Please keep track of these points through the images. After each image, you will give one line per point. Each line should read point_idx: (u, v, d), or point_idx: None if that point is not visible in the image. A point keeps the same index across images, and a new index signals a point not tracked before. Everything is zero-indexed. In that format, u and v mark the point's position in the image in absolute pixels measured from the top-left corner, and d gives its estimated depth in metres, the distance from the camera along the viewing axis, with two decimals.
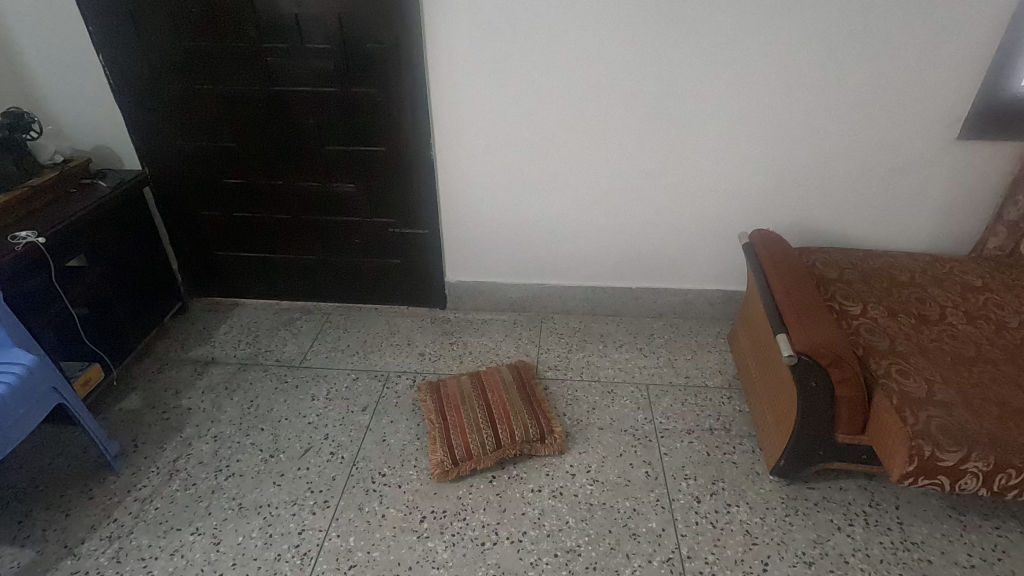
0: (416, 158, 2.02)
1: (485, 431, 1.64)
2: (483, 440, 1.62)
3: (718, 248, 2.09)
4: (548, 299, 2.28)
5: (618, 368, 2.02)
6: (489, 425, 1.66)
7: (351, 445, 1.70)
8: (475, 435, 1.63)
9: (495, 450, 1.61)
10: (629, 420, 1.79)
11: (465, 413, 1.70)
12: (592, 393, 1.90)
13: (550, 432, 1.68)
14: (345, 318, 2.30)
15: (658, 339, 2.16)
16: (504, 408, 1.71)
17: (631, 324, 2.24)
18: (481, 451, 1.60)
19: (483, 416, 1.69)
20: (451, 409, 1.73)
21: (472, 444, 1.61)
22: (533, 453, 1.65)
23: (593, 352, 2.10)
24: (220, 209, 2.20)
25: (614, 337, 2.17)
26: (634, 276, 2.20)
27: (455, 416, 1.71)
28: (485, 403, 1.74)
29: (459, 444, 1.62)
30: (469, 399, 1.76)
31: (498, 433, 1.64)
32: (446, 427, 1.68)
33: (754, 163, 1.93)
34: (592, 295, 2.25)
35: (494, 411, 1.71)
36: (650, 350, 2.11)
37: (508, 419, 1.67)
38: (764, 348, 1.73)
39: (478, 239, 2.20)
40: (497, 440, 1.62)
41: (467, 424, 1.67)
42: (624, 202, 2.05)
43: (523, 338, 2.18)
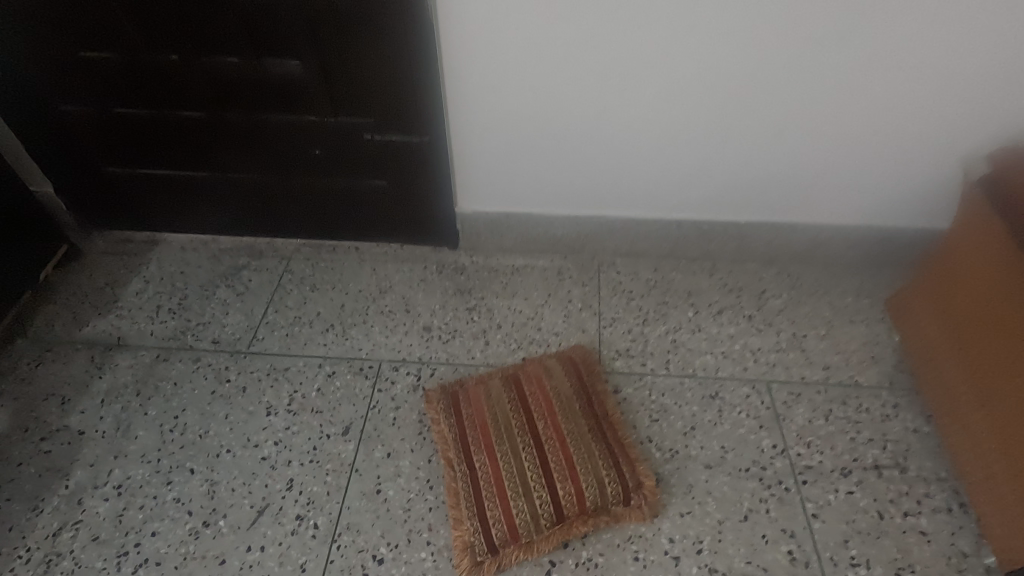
0: (402, 11, 1.16)
1: (537, 498, 1.05)
2: (537, 514, 1.04)
3: (890, 162, 1.32)
4: (609, 237, 1.55)
5: (721, 354, 1.36)
6: (545, 486, 1.06)
7: (329, 505, 1.11)
8: (523, 507, 1.04)
9: (560, 531, 1.04)
10: (750, 452, 1.18)
11: (503, 462, 1.09)
12: (688, 401, 1.27)
13: (636, 487, 1.08)
14: (312, 266, 1.59)
15: (774, 300, 1.47)
16: (566, 451, 1.10)
17: (731, 275, 1.53)
18: (534, 533, 1.03)
19: (531, 466, 1.08)
20: (481, 452, 1.11)
21: (520, 523, 1.03)
22: (613, 523, 1.06)
23: (680, 325, 1.42)
24: (93, 103, 1.38)
25: (708, 298, 1.48)
26: (746, 205, 1.45)
27: (488, 465, 1.09)
28: (534, 439, 1.12)
29: (499, 523, 1.03)
30: (508, 433, 1.13)
31: (560, 501, 1.05)
32: (476, 486, 1.08)
33: (1005, 19, 1.08)
34: (675, 231, 1.51)
35: (551, 456, 1.10)
36: (764, 320, 1.43)
37: (574, 474, 1.07)
38: (984, 355, 1.07)
39: (507, 150, 1.40)
40: (559, 514, 1.04)
41: (509, 483, 1.07)
42: (754, 87, 1.23)
43: (574, 300, 1.49)
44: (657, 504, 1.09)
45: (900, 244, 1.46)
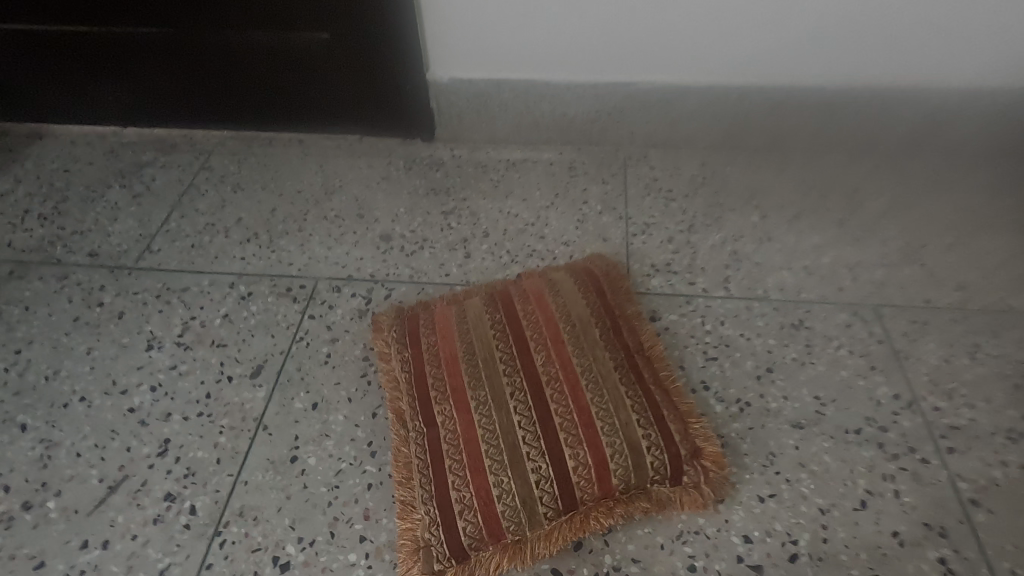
0: None
1: (533, 474, 0.66)
2: (531, 499, 0.65)
3: None
4: (640, 117, 1.12)
5: (804, 270, 0.94)
6: (545, 455, 0.67)
7: (218, 480, 0.73)
8: (509, 488, 0.65)
9: (568, 525, 0.66)
10: (859, 406, 0.78)
11: (480, 418, 0.70)
12: (759, 334, 0.86)
13: (690, 454, 0.69)
14: (239, 162, 1.18)
15: (873, 199, 1.05)
16: (580, 401, 0.70)
17: (809, 169, 1.10)
18: (526, 528, 0.65)
19: (523, 424, 0.69)
20: (446, 402, 0.72)
21: (505, 513, 0.64)
22: (652, 510, 0.68)
23: (741, 232, 1.00)
24: None
25: (779, 198, 1.06)
26: (833, 52, 1.02)
27: (457, 422, 0.70)
28: (529, 383, 0.72)
29: (470, 512, 0.64)
30: (490, 373, 0.74)
31: (569, 478, 0.66)
32: (437, 455, 0.68)
33: None
34: (733, 105, 1.09)
35: (556, 409, 0.70)
36: (861, 226, 1.00)
37: (592, 436, 0.68)
38: None
39: None
40: (567, 499, 0.66)
41: (488, 450, 0.67)
42: None
43: (592, 201, 1.07)
44: (722, 481, 0.70)
45: None
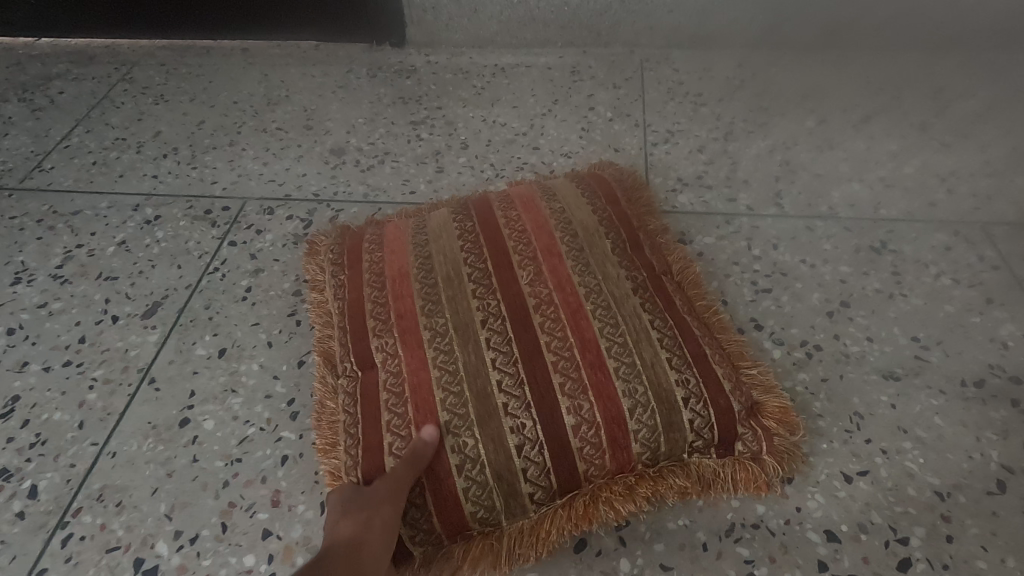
0: None
1: (512, 435, 0.45)
2: (508, 473, 0.44)
3: None
4: (659, 5, 0.89)
5: (880, 182, 0.71)
6: (531, 409, 0.46)
7: (76, 450, 0.53)
8: (478, 455, 0.45)
9: (565, 514, 0.45)
10: (976, 349, 0.55)
11: (436, 354, 0.49)
12: (827, 259, 0.64)
13: (745, 410, 0.47)
14: (167, 73, 0.97)
15: (962, 100, 0.82)
16: (584, 333, 0.49)
17: (875, 68, 0.87)
18: (501, 513, 0.44)
19: (498, 361, 0.48)
20: (389, 334, 0.51)
21: (469, 491, 0.44)
22: (692, 492, 0.46)
23: (793, 139, 0.78)
24: None
25: (840, 100, 0.83)
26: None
27: (403, 359, 0.50)
28: (508, 308, 0.52)
29: (416, 486, 0.44)
30: (452, 297, 0.53)
31: (566, 444, 0.45)
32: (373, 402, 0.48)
33: None
34: None
35: (547, 344, 0.49)
36: (950, 130, 0.77)
37: (600, 381, 0.47)
38: None
39: None
40: (563, 475, 0.45)
41: (443, 397, 0.47)
42: None
43: (599, 108, 0.85)
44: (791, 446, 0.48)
45: None
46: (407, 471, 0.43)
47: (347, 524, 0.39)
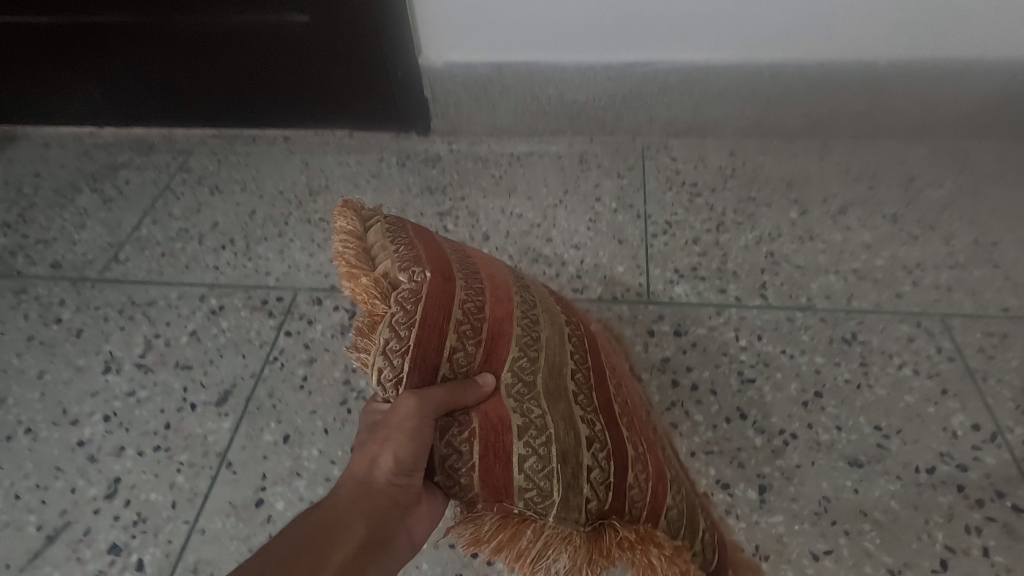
0: None
1: (585, 432, 0.52)
2: (578, 463, 0.50)
3: None
4: (658, 102, 1.00)
5: (854, 274, 0.81)
6: (601, 419, 0.54)
7: (171, 528, 0.63)
8: (548, 432, 0.50)
9: (618, 534, 0.50)
10: (930, 438, 0.64)
11: (523, 341, 0.55)
12: (804, 351, 0.73)
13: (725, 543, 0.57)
14: (219, 162, 1.09)
15: (931, 190, 0.91)
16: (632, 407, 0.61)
17: (853, 158, 0.97)
18: (558, 497, 0.48)
19: (574, 380, 0.57)
20: (479, 293, 0.56)
21: (531, 463, 0.48)
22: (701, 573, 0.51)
23: (777, 229, 0.88)
24: None
25: (820, 190, 0.93)
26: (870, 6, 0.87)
27: (484, 323, 0.54)
28: (581, 351, 0.61)
29: (465, 436, 0.48)
30: (542, 310, 0.62)
31: (633, 468, 0.52)
32: (438, 335, 0.51)
33: None
34: (766, 88, 0.96)
35: (610, 390, 0.60)
36: (919, 222, 0.87)
37: (655, 452, 0.57)
38: None
39: None
40: (621, 483, 0.51)
41: (518, 374, 0.53)
42: None
43: (605, 199, 0.95)
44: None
45: None
46: (444, 400, 0.47)
47: (382, 445, 0.44)
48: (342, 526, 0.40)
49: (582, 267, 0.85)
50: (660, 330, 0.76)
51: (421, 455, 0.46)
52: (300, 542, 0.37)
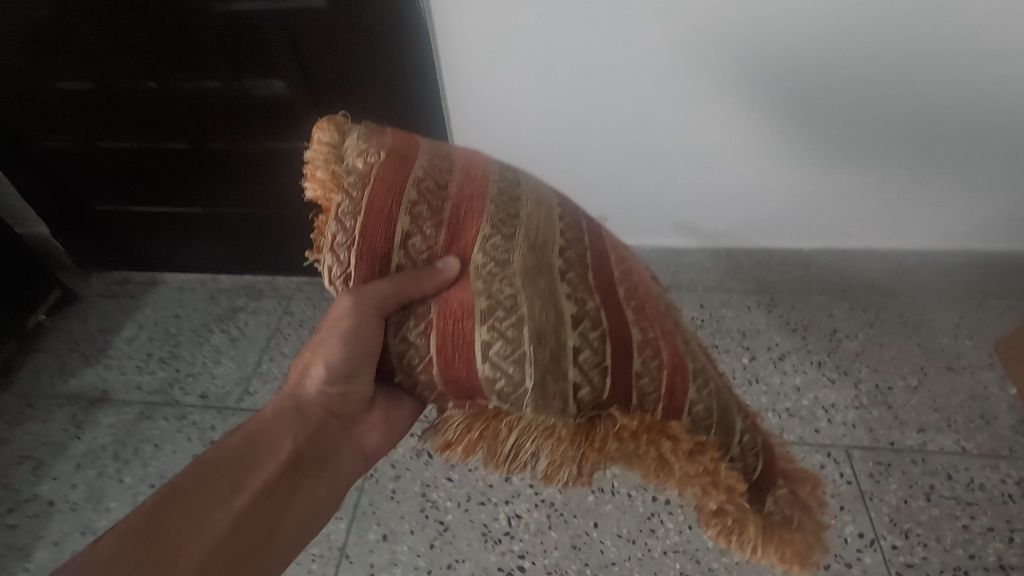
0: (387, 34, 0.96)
1: (569, 312, 0.57)
2: (559, 346, 0.55)
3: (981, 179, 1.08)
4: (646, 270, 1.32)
5: (786, 411, 1.12)
6: (589, 297, 0.59)
7: None
8: (517, 312, 0.55)
9: (611, 423, 0.56)
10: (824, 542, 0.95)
11: (495, 220, 0.60)
12: None
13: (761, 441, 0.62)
14: (313, 306, 1.44)
15: (848, 342, 1.22)
16: (643, 303, 0.63)
17: (793, 311, 1.28)
18: (531, 390, 0.54)
19: (562, 258, 0.61)
20: (436, 190, 0.59)
21: (500, 346, 0.54)
22: (712, 464, 0.57)
23: (732, 372, 1.19)
24: (70, 137, 1.26)
25: (765, 339, 1.24)
26: (793, 213, 1.19)
27: (445, 205, 0.59)
28: (581, 241, 0.64)
29: (421, 326, 0.57)
30: (532, 211, 0.63)
31: (634, 354, 0.57)
32: (387, 228, 0.57)
33: None
34: (723, 264, 1.29)
35: (620, 289, 0.62)
36: (837, 367, 1.17)
37: (672, 341, 0.61)
38: None
39: None
40: (614, 368, 0.56)
41: (490, 256, 0.58)
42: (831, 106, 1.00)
43: None
44: (806, 498, 0.63)
45: (1004, 268, 1.19)
46: (396, 292, 0.55)
47: (318, 360, 0.63)
48: (262, 450, 0.60)
49: None
50: None
51: (359, 353, 0.60)
52: (239, 448, 0.60)
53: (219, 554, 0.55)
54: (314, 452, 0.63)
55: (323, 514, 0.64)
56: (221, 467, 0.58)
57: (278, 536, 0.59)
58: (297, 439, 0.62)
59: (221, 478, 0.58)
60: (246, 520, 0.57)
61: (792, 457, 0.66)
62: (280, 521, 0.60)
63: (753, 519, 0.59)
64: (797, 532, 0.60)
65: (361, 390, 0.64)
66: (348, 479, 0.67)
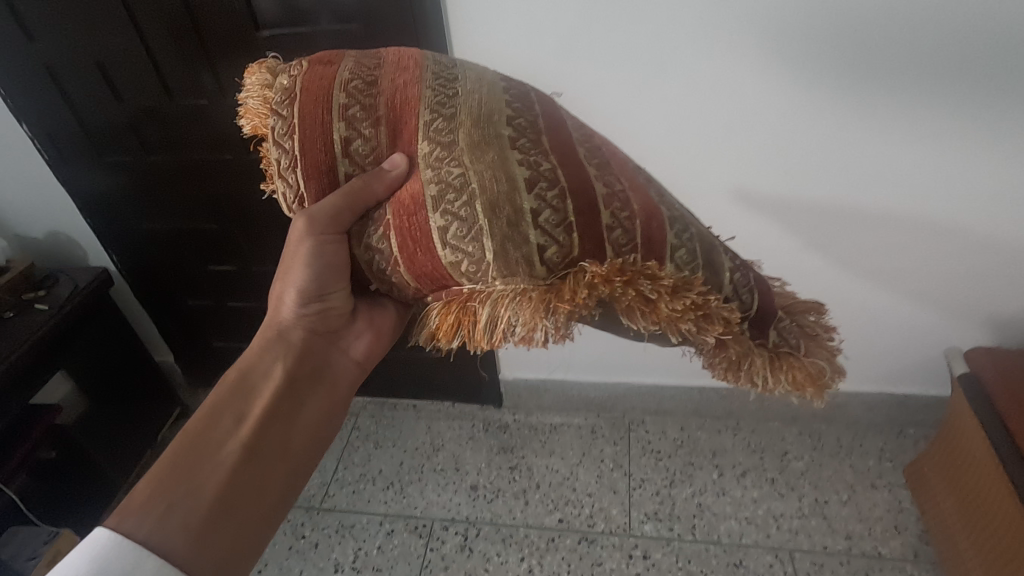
0: None
1: (523, 177, 0.57)
2: (516, 211, 0.56)
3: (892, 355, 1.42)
4: (638, 403, 1.67)
5: (746, 519, 1.45)
6: (540, 155, 0.59)
7: None
8: (466, 190, 0.57)
9: (584, 274, 0.56)
10: None
11: (432, 103, 0.61)
12: (712, 569, 1.38)
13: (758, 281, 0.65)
14: (375, 422, 1.79)
15: (797, 463, 1.56)
16: (593, 156, 0.63)
17: (754, 434, 1.63)
18: (494, 263, 0.57)
19: (512, 127, 0.61)
20: (363, 77, 0.63)
21: (455, 229, 0.57)
22: (699, 307, 0.57)
23: (705, 487, 1.53)
24: (209, 298, 1.69)
25: (732, 459, 1.58)
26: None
27: (377, 102, 0.61)
28: (534, 118, 0.63)
29: (381, 229, 0.61)
30: (468, 83, 0.64)
31: (601, 206, 0.58)
32: (323, 136, 0.60)
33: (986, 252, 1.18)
34: (698, 402, 1.64)
35: (572, 146, 0.62)
36: (786, 484, 1.51)
37: (641, 193, 0.62)
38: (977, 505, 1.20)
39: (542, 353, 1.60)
40: (579, 224, 0.57)
41: (435, 141, 0.59)
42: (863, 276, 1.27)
43: (606, 460, 1.62)
44: (814, 327, 0.65)
45: (915, 407, 1.52)
46: (354, 200, 0.60)
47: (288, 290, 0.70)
48: (257, 380, 0.69)
49: (594, 510, 1.51)
50: (635, 553, 1.42)
51: (325, 264, 0.66)
52: (235, 381, 0.69)
53: (247, 463, 0.64)
54: (306, 372, 0.71)
55: (328, 429, 0.72)
56: (223, 401, 0.67)
57: (295, 439, 0.68)
58: (286, 363, 0.71)
59: (226, 408, 0.66)
60: (261, 435, 0.66)
61: (795, 296, 0.68)
62: (287, 436, 0.68)
63: (759, 354, 0.61)
64: (808, 360, 0.62)
65: (338, 307, 0.72)
66: (345, 387, 0.75)
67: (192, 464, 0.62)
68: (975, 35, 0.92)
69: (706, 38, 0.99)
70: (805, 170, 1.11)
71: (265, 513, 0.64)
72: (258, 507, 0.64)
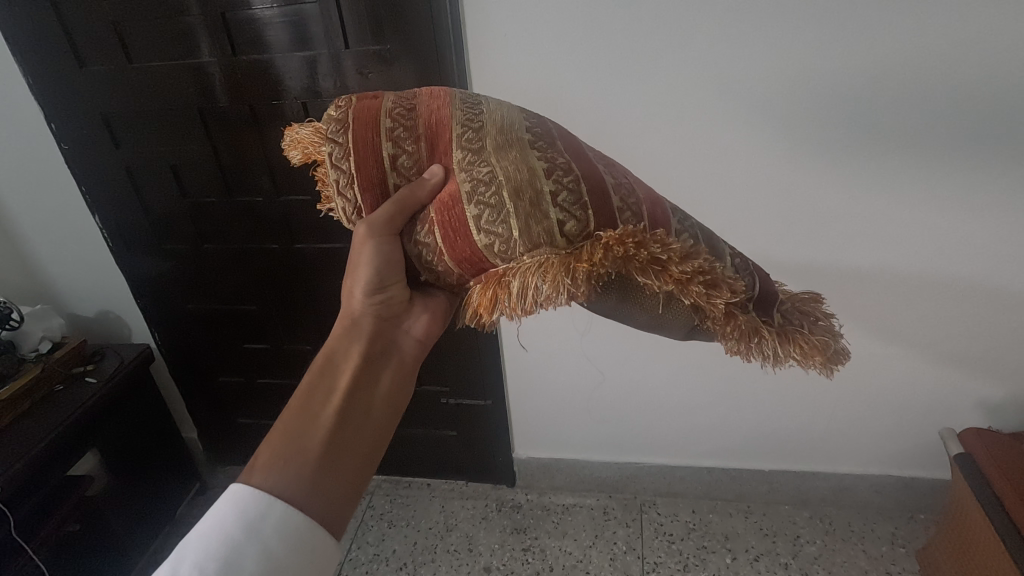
0: (472, 342, 1.46)
1: (541, 166, 0.61)
2: (537, 193, 0.60)
3: (893, 437, 1.48)
4: (649, 483, 1.71)
5: None
6: (558, 152, 0.63)
7: None
8: (496, 182, 0.60)
9: (600, 241, 0.59)
10: None
11: (463, 120, 0.65)
12: None
13: (752, 264, 0.71)
14: (391, 501, 1.81)
15: (809, 547, 1.56)
16: (600, 159, 0.68)
17: (766, 517, 1.65)
18: (521, 238, 0.59)
19: (530, 133, 0.65)
20: (405, 101, 0.66)
21: (485, 215, 0.60)
22: (704, 271, 0.60)
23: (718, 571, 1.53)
24: (239, 373, 1.79)
25: (744, 542, 1.59)
26: (772, 439, 1.56)
27: (417, 123, 0.64)
28: (548, 129, 0.67)
29: (425, 227, 0.64)
30: (491, 102, 0.69)
31: (611, 192, 0.62)
32: (373, 155, 0.63)
33: (968, 341, 1.28)
34: (707, 484, 1.67)
35: (581, 149, 0.67)
36: (800, 569, 1.51)
37: (644, 189, 0.67)
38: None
39: (556, 431, 1.66)
40: (594, 203, 0.61)
41: (467, 148, 0.62)
42: (848, 364, 1.38)
43: (619, 542, 1.63)
44: (811, 308, 0.70)
45: (922, 489, 1.55)
46: (403, 203, 0.63)
47: (352, 281, 0.72)
48: (335, 363, 0.72)
49: None
50: None
51: (384, 256, 0.67)
52: (318, 365, 0.72)
53: (340, 435, 0.67)
54: (376, 353, 0.74)
55: (403, 402, 0.75)
56: (311, 381, 0.70)
57: (375, 413, 0.71)
58: (359, 346, 0.73)
59: (314, 388, 0.70)
60: (348, 412, 0.69)
61: (789, 290, 0.74)
62: (369, 410, 0.71)
63: (766, 328, 0.65)
64: (811, 334, 0.66)
65: (400, 292, 0.73)
66: (412, 365, 0.77)
67: (292, 437, 0.66)
68: (937, 156, 1.06)
69: (705, 156, 1.13)
70: (801, 261, 1.23)
71: (360, 481, 0.68)
72: (353, 473, 0.67)
